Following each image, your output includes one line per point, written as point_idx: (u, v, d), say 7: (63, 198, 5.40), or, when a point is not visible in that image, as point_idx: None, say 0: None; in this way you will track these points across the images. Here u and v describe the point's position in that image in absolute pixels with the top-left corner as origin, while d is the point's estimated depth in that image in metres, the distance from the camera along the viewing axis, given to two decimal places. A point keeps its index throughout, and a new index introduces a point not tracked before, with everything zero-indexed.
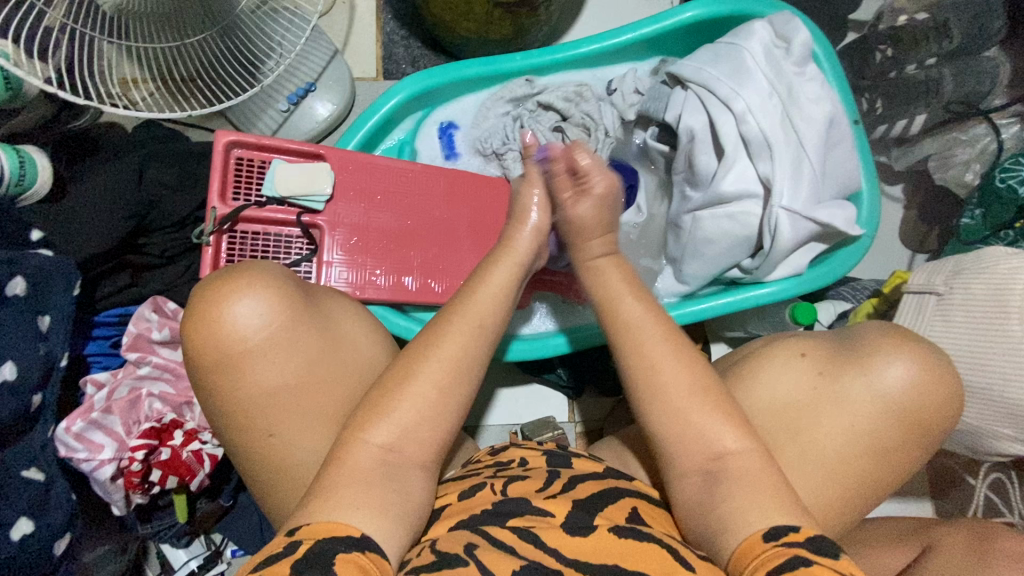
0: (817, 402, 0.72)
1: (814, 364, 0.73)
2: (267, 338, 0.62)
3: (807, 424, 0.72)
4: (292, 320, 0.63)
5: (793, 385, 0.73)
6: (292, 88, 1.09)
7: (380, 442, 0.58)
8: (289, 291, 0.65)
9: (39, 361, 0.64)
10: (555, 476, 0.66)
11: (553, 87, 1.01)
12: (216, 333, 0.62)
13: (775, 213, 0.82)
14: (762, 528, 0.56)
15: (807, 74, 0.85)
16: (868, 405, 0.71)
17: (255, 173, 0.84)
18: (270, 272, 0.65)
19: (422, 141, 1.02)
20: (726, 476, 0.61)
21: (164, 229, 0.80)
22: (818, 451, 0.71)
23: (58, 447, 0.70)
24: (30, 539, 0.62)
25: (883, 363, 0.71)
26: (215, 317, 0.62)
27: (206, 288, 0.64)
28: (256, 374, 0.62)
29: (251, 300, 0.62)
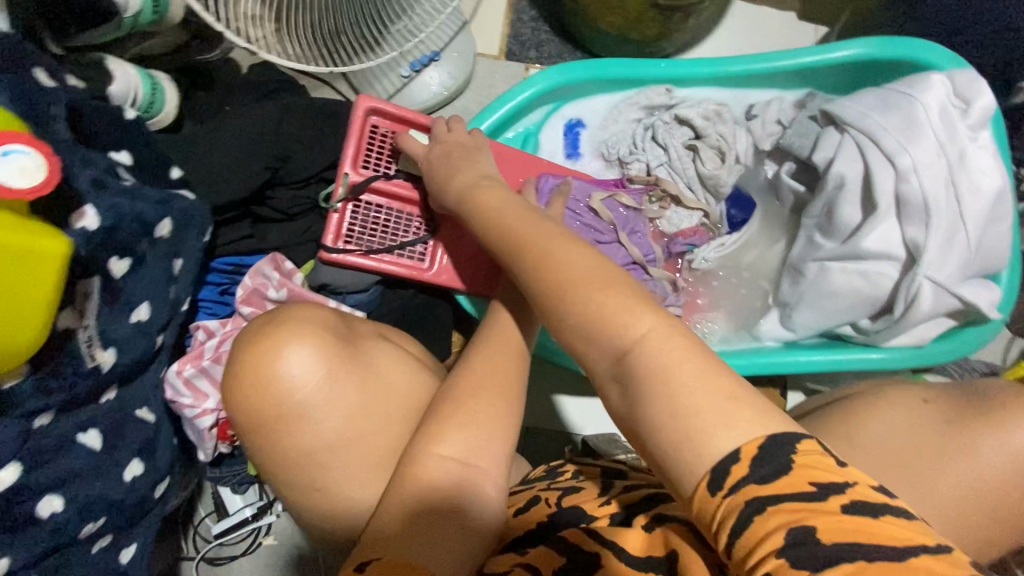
0: (936, 451, 0.59)
1: (942, 413, 0.61)
2: (313, 400, 0.54)
3: (922, 468, 0.59)
4: (339, 383, 0.55)
5: (903, 427, 0.62)
6: (417, 55, 1.06)
7: (451, 454, 0.53)
8: (334, 343, 0.56)
9: (167, 304, 0.62)
10: (608, 487, 0.63)
11: (691, 102, 0.96)
12: (253, 395, 0.54)
13: (918, 281, 0.78)
14: (720, 455, 0.39)
15: (980, 141, 0.80)
16: (1002, 468, 0.57)
17: (388, 143, 0.82)
18: (313, 322, 0.56)
19: (546, 135, 0.99)
20: (641, 379, 0.43)
21: (290, 185, 0.78)
22: (937, 501, 0.58)
23: (166, 389, 0.70)
24: (138, 481, 0.61)
25: (1016, 419, 0.58)
26: (253, 375, 0.54)
27: (247, 341, 0.55)
28: (298, 439, 0.54)
29: (294, 354, 0.54)
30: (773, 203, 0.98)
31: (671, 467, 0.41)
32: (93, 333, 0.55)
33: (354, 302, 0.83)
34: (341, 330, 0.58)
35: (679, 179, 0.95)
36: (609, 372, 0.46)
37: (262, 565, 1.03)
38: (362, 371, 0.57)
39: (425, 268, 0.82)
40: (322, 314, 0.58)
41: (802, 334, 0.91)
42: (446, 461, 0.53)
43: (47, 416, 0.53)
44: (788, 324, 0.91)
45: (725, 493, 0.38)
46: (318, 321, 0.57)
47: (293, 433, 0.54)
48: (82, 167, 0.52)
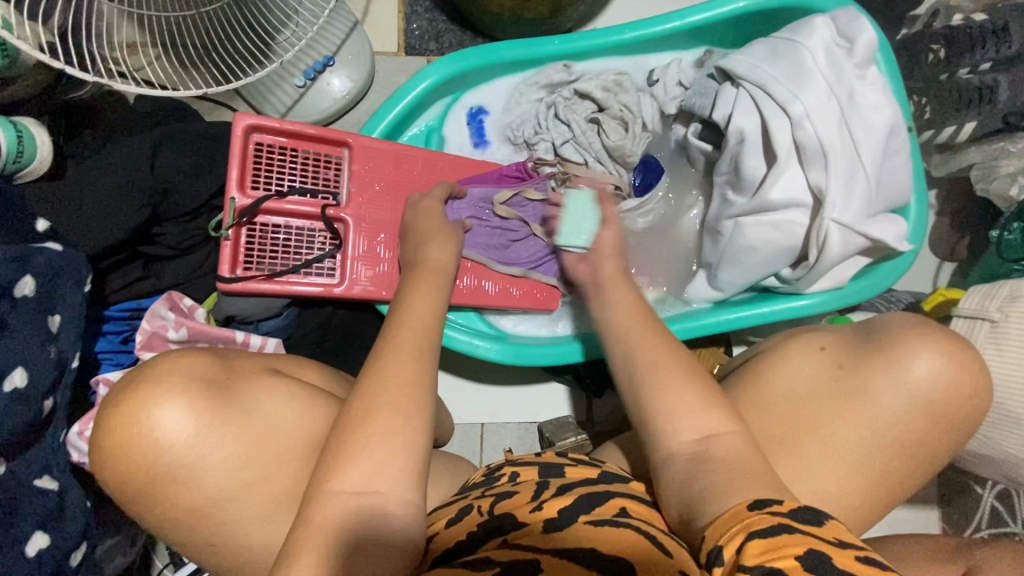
0: (834, 396, 0.63)
1: (832, 357, 0.66)
2: (187, 456, 0.52)
3: (820, 415, 0.63)
4: (218, 426, 0.54)
5: (811, 378, 0.65)
6: (309, 63, 1.02)
7: (349, 487, 0.50)
8: (206, 388, 0.55)
9: (50, 365, 0.60)
10: (544, 485, 0.64)
11: (591, 75, 0.95)
12: (127, 460, 0.52)
13: (825, 225, 0.79)
14: (746, 498, 0.49)
15: (868, 77, 0.80)
16: (893, 400, 0.61)
17: (275, 161, 0.79)
18: (183, 371, 0.55)
19: (451, 128, 0.96)
20: (712, 459, 0.54)
21: (178, 218, 0.75)
22: (843, 446, 0.61)
23: (71, 452, 0.67)
24: (45, 553, 0.58)
25: (905, 352, 0.62)
26: (116, 443, 0.51)
27: (114, 405, 0.53)
28: (179, 498, 0.52)
29: (159, 413, 0.52)
30: (686, 165, 0.98)
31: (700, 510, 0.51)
32: None
33: (269, 329, 0.81)
34: (218, 374, 0.57)
35: (588, 155, 0.94)
36: (682, 453, 0.56)
37: None
38: (240, 419, 0.55)
39: (336, 283, 0.79)
40: (195, 360, 0.57)
41: (728, 291, 0.91)
42: (341, 496, 0.50)
43: None
44: (715, 284, 0.91)
45: (760, 513, 0.47)
46: (188, 373, 0.55)
47: (173, 493, 0.53)
48: None
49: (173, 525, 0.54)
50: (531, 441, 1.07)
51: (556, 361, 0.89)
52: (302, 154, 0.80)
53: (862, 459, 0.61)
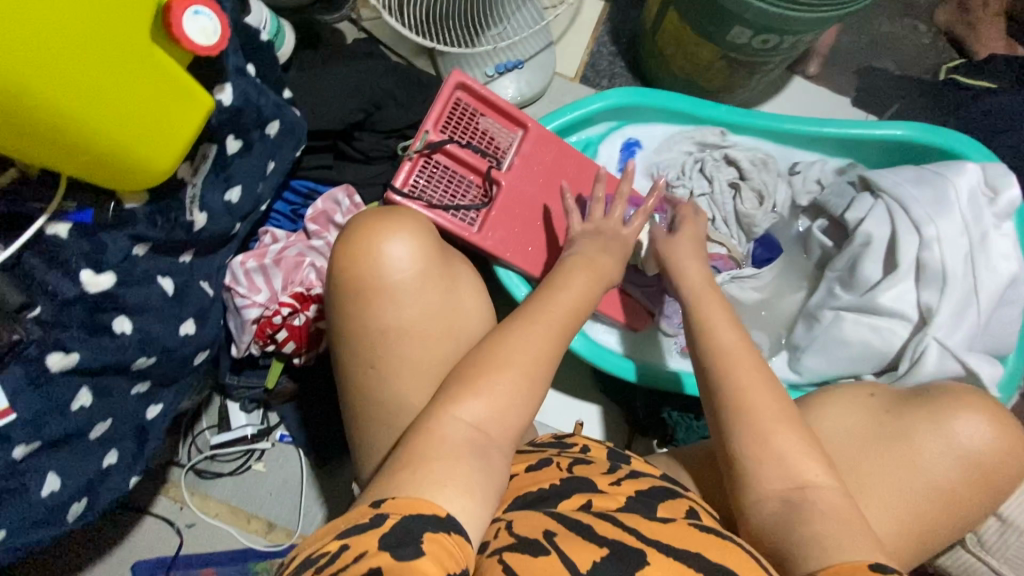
0: (880, 437, 0.67)
1: (881, 403, 0.70)
2: (404, 285, 0.67)
3: (877, 476, 0.65)
4: (425, 272, 0.68)
5: (857, 422, 0.69)
6: (503, 60, 1.18)
7: (465, 417, 0.60)
8: (431, 244, 0.70)
9: (253, 196, 0.71)
10: (617, 467, 0.70)
11: (742, 148, 1.05)
12: (356, 262, 0.66)
13: (925, 341, 0.83)
14: (867, 559, 0.52)
15: (1004, 230, 0.86)
16: (936, 453, 0.65)
17: (465, 117, 0.92)
18: (419, 223, 0.71)
19: (605, 148, 1.08)
20: (808, 507, 0.58)
21: (375, 133, 0.88)
22: (891, 495, 0.65)
23: (228, 275, 0.78)
24: (188, 341, 0.68)
25: (948, 412, 0.66)
26: (357, 248, 0.66)
27: (361, 223, 0.69)
28: (385, 314, 0.66)
29: (403, 242, 0.67)
30: (800, 254, 1.04)
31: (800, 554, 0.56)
32: (196, 194, 0.63)
33: None
34: (438, 241, 0.72)
35: (718, 213, 1.03)
36: (776, 492, 0.60)
37: (248, 485, 1.06)
38: (447, 279, 0.70)
39: (474, 231, 0.90)
40: (421, 221, 0.72)
41: (807, 378, 0.95)
42: (461, 423, 0.60)
43: (143, 247, 0.60)
44: (796, 366, 0.96)
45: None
46: (426, 231, 0.71)
47: (372, 304, 0.66)
48: (234, 54, 0.61)
49: (349, 344, 0.68)
50: None
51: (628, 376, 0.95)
52: (488, 121, 0.93)
53: (905, 549, 0.65)
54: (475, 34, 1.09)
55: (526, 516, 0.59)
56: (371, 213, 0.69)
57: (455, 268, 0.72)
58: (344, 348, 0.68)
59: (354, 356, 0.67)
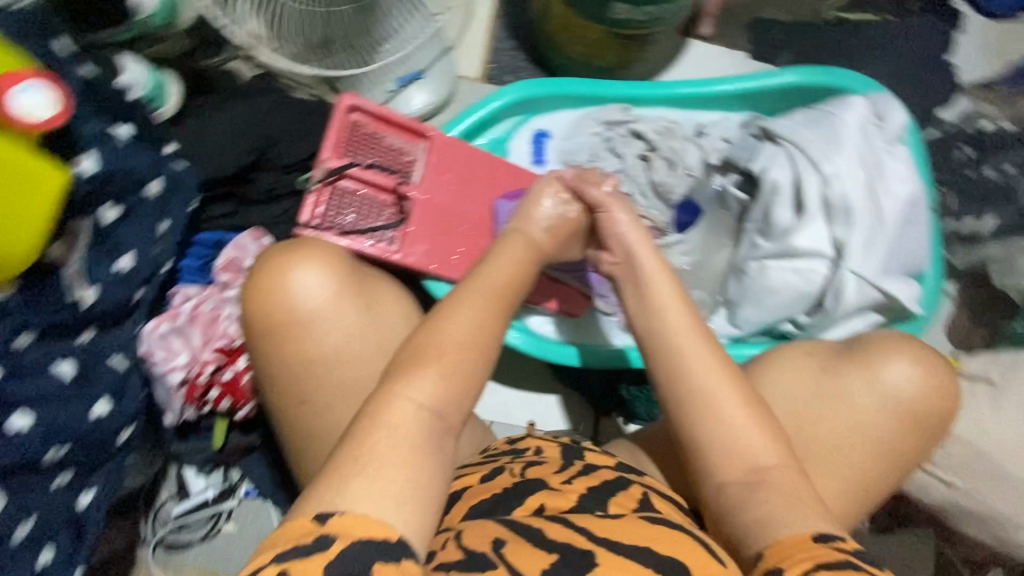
0: (819, 396, 0.69)
1: (819, 362, 0.71)
2: (319, 313, 0.64)
3: (817, 433, 0.68)
4: (339, 295, 0.65)
5: (797, 385, 0.70)
6: (403, 72, 1.17)
7: (424, 404, 0.60)
8: (342, 267, 0.67)
9: (149, 259, 0.70)
10: (570, 464, 0.70)
11: (647, 119, 1.07)
12: (264, 299, 0.63)
13: (843, 276, 0.86)
14: (810, 529, 0.56)
15: (897, 154, 0.90)
16: (871, 403, 0.67)
17: (365, 137, 0.90)
18: (325, 247, 0.67)
19: (515, 143, 1.08)
20: (763, 487, 0.59)
21: (274, 170, 0.86)
22: (832, 451, 0.67)
23: (142, 346, 0.74)
24: (104, 421, 0.66)
25: (880, 359, 0.68)
26: (263, 286, 0.64)
27: (268, 256, 0.66)
28: (308, 346, 0.64)
29: (311, 271, 0.64)
30: (721, 211, 1.07)
31: (749, 532, 0.58)
32: (79, 270, 0.63)
33: None
34: (352, 261, 0.69)
35: (634, 187, 1.04)
36: (735, 479, 0.60)
37: (219, 549, 1.03)
38: (368, 298, 0.67)
39: (394, 251, 0.89)
40: (331, 247, 0.69)
41: (746, 329, 0.98)
42: (420, 411, 0.59)
43: (28, 336, 0.60)
44: (734, 320, 0.99)
45: (826, 545, 0.54)
46: (336, 253, 0.68)
47: (293, 339, 0.64)
48: (89, 122, 0.64)
49: (275, 386, 0.65)
50: None
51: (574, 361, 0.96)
52: (389, 138, 0.91)
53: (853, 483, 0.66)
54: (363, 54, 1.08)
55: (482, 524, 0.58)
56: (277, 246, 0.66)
57: (376, 285, 0.69)
58: (268, 395, 0.66)
59: (277, 400, 0.66)
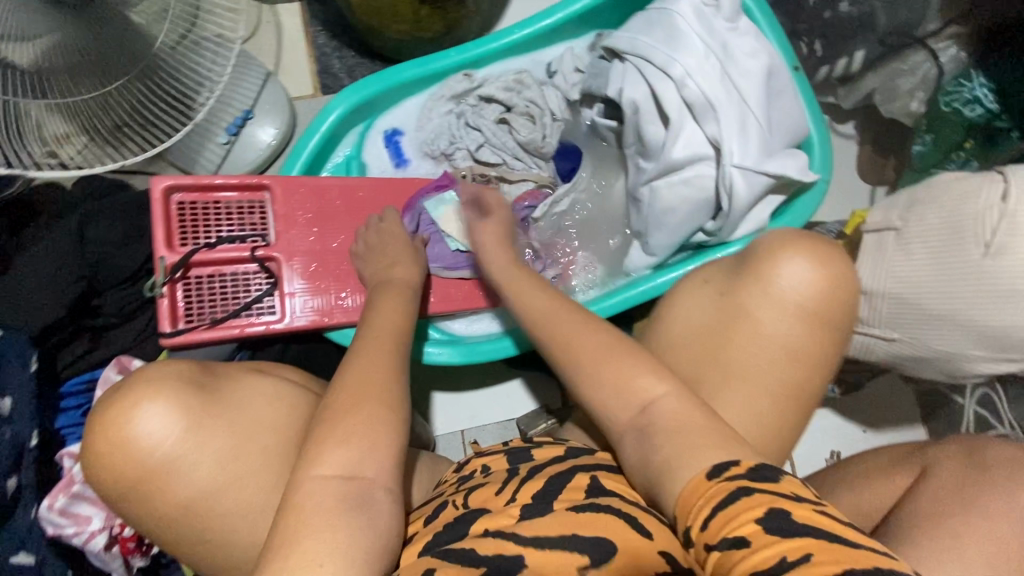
0: (726, 326, 0.65)
1: (716, 286, 0.68)
2: (177, 453, 0.59)
3: (725, 359, 0.64)
4: (192, 426, 0.60)
5: (703, 316, 0.67)
6: (230, 119, 1.07)
7: (336, 471, 0.56)
8: (186, 392, 0.61)
9: (7, 445, 0.65)
10: (513, 475, 0.68)
11: (493, 79, 1.00)
12: (111, 464, 0.58)
13: (728, 173, 0.82)
14: (705, 466, 0.51)
15: (741, 28, 0.85)
16: (772, 315, 0.63)
17: (200, 215, 0.83)
18: (161, 375, 0.62)
19: (370, 153, 1.00)
20: (658, 428, 0.57)
21: (117, 287, 0.79)
22: (754, 380, 0.63)
23: (46, 527, 0.68)
24: None
25: (770, 267, 0.64)
26: (106, 449, 0.58)
27: (101, 411, 0.60)
28: (178, 487, 0.59)
29: (149, 414, 0.59)
30: (601, 143, 1.02)
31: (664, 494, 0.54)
32: None
33: None
34: (199, 379, 0.64)
35: (505, 154, 1.00)
36: (628, 422, 0.60)
37: None
38: (230, 411, 0.62)
39: (278, 320, 0.83)
40: (176, 369, 0.63)
41: (662, 254, 0.94)
42: (331, 479, 0.55)
43: None
44: (648, 250, 0.94)
45: (720, 481, 0.49)
46: (180, 376, 0.62)
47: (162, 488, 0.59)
48: None
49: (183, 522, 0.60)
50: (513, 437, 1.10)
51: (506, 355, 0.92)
52: (226, 205, 0.84)
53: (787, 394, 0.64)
54: None
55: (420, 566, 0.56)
56: (104, 399, 0.60)
57: (237, 393, 0.64)
58: (179, 541, 0.60)
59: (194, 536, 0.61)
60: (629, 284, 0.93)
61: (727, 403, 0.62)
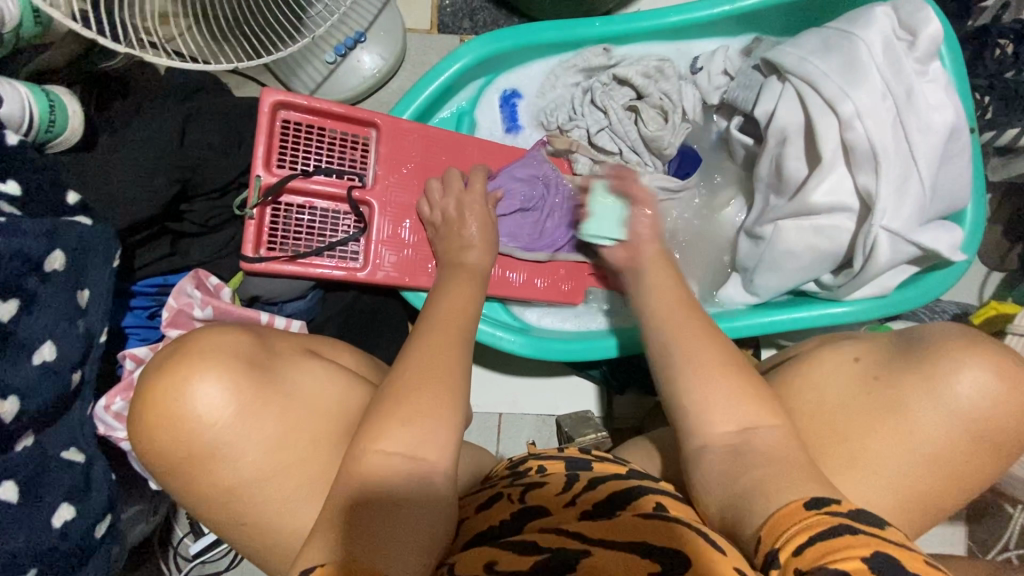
0: (875, 410, 0.63)
1: (868, 368, 0.66)
2: (226, 434, 0.57)
3: (865, 441, 0.62)
4: (244, 412, 0.58)
5: (842, 389, 0.66)
6: (341, 38, 0.99)
7: (396, 449, 0.52)
8: (240, 372, 0.59)
9: (79, 339, 0.60)
10: (574, 480, 0.62)
11: (632, 60, 0.91)
12: (163, 437, 0.57)
13: (873, 232, 0.74)
14: (803, 496, 0.47)
15: (930, 74, 0.76)
16: (935, 418, 0.61)
17: (302, 140, 0.78)
18: (222, 348, 0.60)
19: (482, 112, 0.94)
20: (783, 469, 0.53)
21: (207, 195, 0.75)
22: (892, 486, 0.61)
23: (98, 425, 0.68)
24: (71, 526, 0.59)
25: (946, 368, 0.61)
26: (159, 421, 0.57)
27: (154, 378, 0.58)
28: (263, 424, 0.58)
29: (205, 394, 0.57)
30: (725, 158, 0.95)
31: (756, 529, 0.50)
32: None
33: (293, 310, 0.83)
34: (255, 356, 0.62)
35: (624, 145, 0.92)
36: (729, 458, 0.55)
37: None
38: (284, 396, 0.60)
39: (359, 268, 0.79)
40: (232, 341, 0.61)
41: (766, 297, 0.87)
42: (392, 457, 0.52)
43: None
44: (751, 289, 0.87)
45: (819, 513, 0.45)
46: (231, 348, 0.61)
47: (244, 419, 0.58)
48: None
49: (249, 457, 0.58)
50: (549, 434, 1.07)
51: (579, 357, 0.87)
52: (329, 135, 0.79)
53: (885, 490, 0.60)
54: (300, 16, 0.86)
55: (485, 556, 0.50)
56: (161, 365, 0.58)
57: (289, 375, 0.62)
58: (234, 484, 0.58)
59: (249, 482, 0.58)
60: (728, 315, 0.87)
61: (857, 491, 0.60)
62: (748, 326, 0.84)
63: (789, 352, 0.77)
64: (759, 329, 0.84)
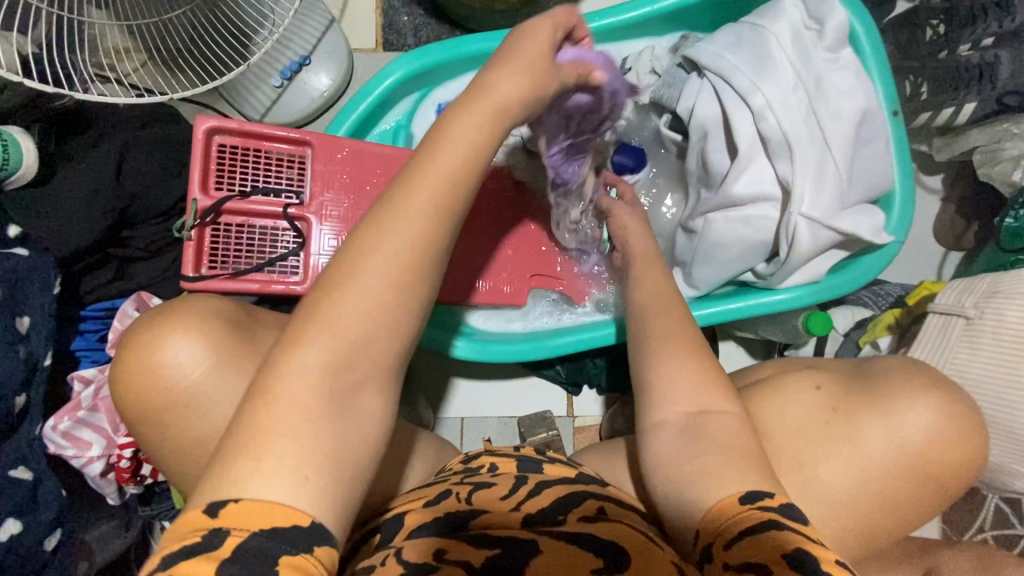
0: (825, 439, 0.65)
1: (829, 399, 0.67)
2: (200, 385, 0.60)
3: (810, 457, 0.64)
4: (219, 363, 0.60)
5: (800, 415, 0.67)
6: (285, 62, 1.03)
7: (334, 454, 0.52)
8: (220, 329, 0.61)
9: (21, 363, 0.64)
10: (521, 481, 0.61)
11: None
12: (134, 385, 0.60)
13: (792, 220, 0.75)
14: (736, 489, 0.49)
15: (840, 61, 0.77)
16: (884, 451, 0.63)
17: (239, 162, 0.82)
18: (203, 313, 0.62)
19: (419, 124, 0.97)
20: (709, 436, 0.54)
21: (147, 221, 0.79)
22: (819, 486, 0.63)
23: (47, 444, 0.72)
24: (18, 539, 0.63)
25: (904, 403, 0.64)
26: (136, 371, 0.59)
27: (135, 333, 0.60)
28: (187, 426, 0.60)
29: (179, 346, 0.59)
30: (663, 153, 0.96)
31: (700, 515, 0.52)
32: None
33: None
34: (238, 319, 0.64)
35: None
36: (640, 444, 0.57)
37: None
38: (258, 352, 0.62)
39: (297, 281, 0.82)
40: (215, 306, 0.64)
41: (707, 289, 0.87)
42: None
43: None
44: (691, 282, 0.87)
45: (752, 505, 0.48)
46: (220, 314, 0.63)
47: (175, 426, 0.61)
48: None
49: (181, 464, 0.62)
50: (510, 435, 1.08)
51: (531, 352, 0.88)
52: (266, 155, 0.83)
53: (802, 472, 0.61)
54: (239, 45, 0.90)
55: (434, 543, 0.51)
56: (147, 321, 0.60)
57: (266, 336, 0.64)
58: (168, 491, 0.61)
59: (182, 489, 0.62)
60: (697, 300, 0.86)
61: None
62: (711, 312, 0.84)
63: (748, 374, 0.78)
64: (722, 315, 0.84)
